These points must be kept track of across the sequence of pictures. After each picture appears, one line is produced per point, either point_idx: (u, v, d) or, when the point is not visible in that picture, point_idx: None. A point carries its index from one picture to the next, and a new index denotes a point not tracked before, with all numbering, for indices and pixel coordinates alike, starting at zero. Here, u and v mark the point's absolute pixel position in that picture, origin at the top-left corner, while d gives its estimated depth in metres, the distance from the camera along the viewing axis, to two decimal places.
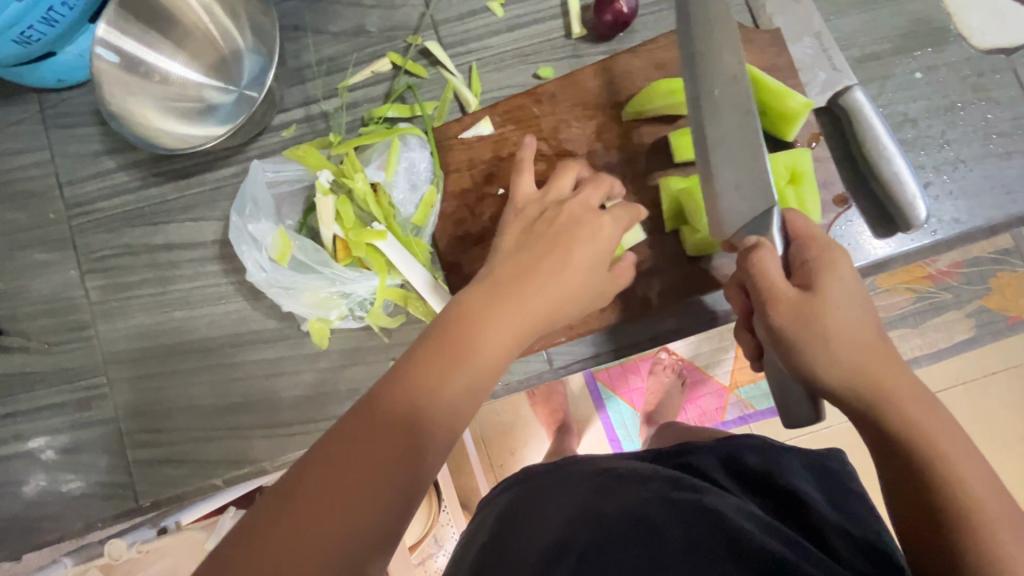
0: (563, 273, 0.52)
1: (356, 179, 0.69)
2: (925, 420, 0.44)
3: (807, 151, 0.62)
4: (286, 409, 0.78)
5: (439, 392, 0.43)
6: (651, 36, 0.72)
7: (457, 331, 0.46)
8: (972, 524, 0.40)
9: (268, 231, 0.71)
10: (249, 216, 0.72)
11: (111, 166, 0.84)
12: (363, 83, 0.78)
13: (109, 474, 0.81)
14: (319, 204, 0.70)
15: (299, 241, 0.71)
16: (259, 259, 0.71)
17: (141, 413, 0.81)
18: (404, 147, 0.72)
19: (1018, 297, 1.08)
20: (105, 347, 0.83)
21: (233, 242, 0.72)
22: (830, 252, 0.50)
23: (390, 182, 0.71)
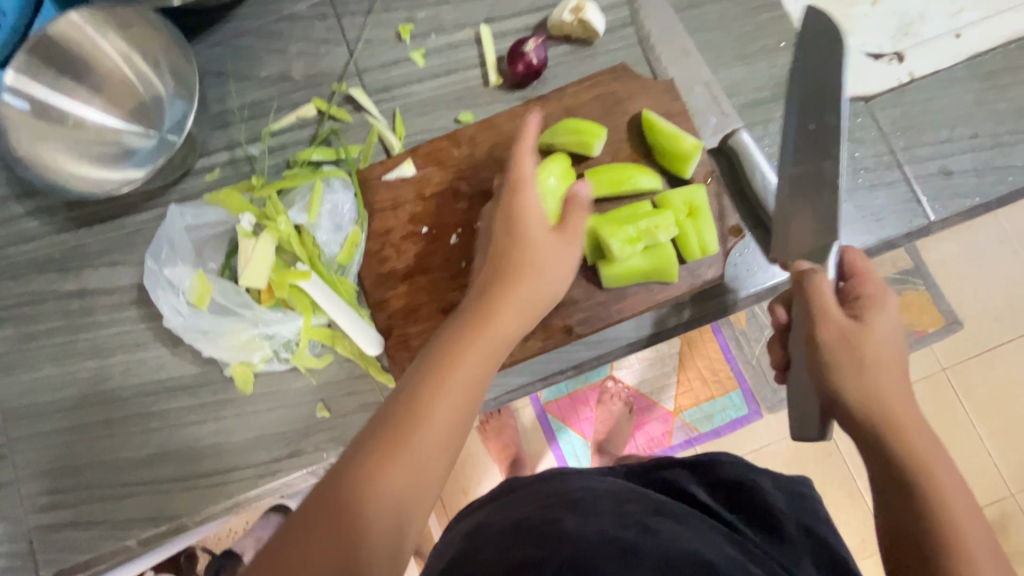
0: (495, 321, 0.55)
1: (278, 222, 0.70)
2: (935, 457, 0.46)
3: (703, 187, 0.68)
4: (207, 457, 0.75)
5: (393, 471, 0.44)
6: (562, 84, 0.78)
7: (417, 399, 0.48)
8: (957, 559, 0.43)
9: (187, 274, 0.71)
10: (166, 260, 0.72)
11: (17, 212, 0.81)
12: (289, 127, 0.80)
13: (9, 542, 0.75)
14: (242, 249, 0.70)
15: (219, 284, 0.70)
16: (178, 303, 0.71)
17: (46, 473, 0.76)
18: (330, 190, 0.73)
19: (920, 313, 1.22)
20: (6, 403, 0.77)
21: (150, 286, 0.72)
22: (883, 292, 0.53)
23: (314, 224, 0.72)
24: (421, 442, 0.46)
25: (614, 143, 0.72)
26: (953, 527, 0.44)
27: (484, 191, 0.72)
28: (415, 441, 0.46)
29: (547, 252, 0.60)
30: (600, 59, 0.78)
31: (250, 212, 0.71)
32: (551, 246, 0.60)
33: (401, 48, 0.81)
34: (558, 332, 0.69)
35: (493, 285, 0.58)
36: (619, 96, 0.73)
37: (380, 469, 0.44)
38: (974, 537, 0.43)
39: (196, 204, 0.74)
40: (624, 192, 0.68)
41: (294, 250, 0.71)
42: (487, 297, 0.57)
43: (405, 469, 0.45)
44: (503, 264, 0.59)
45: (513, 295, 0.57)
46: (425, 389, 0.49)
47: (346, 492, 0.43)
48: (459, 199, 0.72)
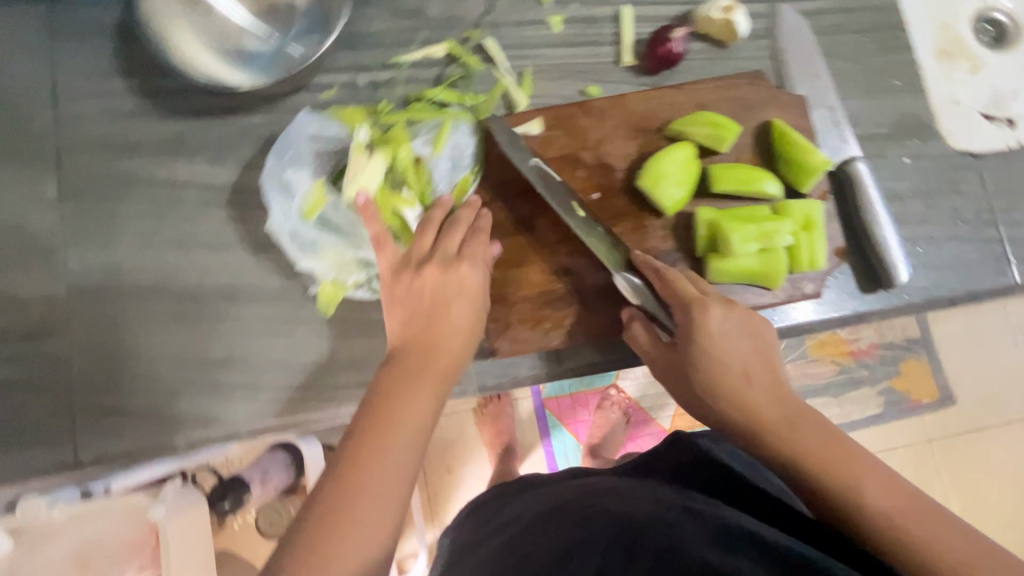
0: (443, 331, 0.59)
1: (400, 148, 0.71)
2: (805, 436, 0.54)
3: (820, 203, 0.70)
4: (275, 371, 0.74)
5: (365, 489, 0.48)
6: (693, 79, 0.78)
7: (380, 414, 0.52)
8: (862, 514, 0.50)
9: (305, 180, 0.73)
10: (287, 163, 0.73)
11: (120, 88, 0.79)
12: (416, 62, 0.79)
13: (49, 418, 0.72)
14: (355, 162, 0.70)
15: (330, 198, 0.73)
16: (287, 208, 0.73)
17: (102, 356, 0.74)
18: (454, 132, 0.73)
19: (917, 380, 1.30)
20: (73, 277, 0.75)
21: (263, 182, 0.73)
22: (695, 300, 0.61)
23: (433, 159, 0.73)
24: (390, 454, 0.50)
25: (741, 146, 0.73)
26: (852, 491, 0.50)
27: (605, 165, 0.73)
28: (382, 458, 0.49)
29: (452, 274, 0.62)
30: (733, 63, 0.79)
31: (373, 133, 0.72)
32: (462, 269, 0.63)
33: (540, 10, 0.80)
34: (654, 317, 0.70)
35: (419, 308, 0.61)
36: (751, 103, 0.74)
37: (352, 489, 0.47)
38: (870, 487, 0.50)
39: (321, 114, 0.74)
40: (747, 194, 0.70)
41: (405, 182, 0.72)
42: (424, 315, 0.60)
43: (379, 480, 0.48)
44: (424, 289, 0.61)
45: (453, 311, 0.61)
46: (382, 418, 0.51)
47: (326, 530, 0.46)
48: (580, 167, 0.73)
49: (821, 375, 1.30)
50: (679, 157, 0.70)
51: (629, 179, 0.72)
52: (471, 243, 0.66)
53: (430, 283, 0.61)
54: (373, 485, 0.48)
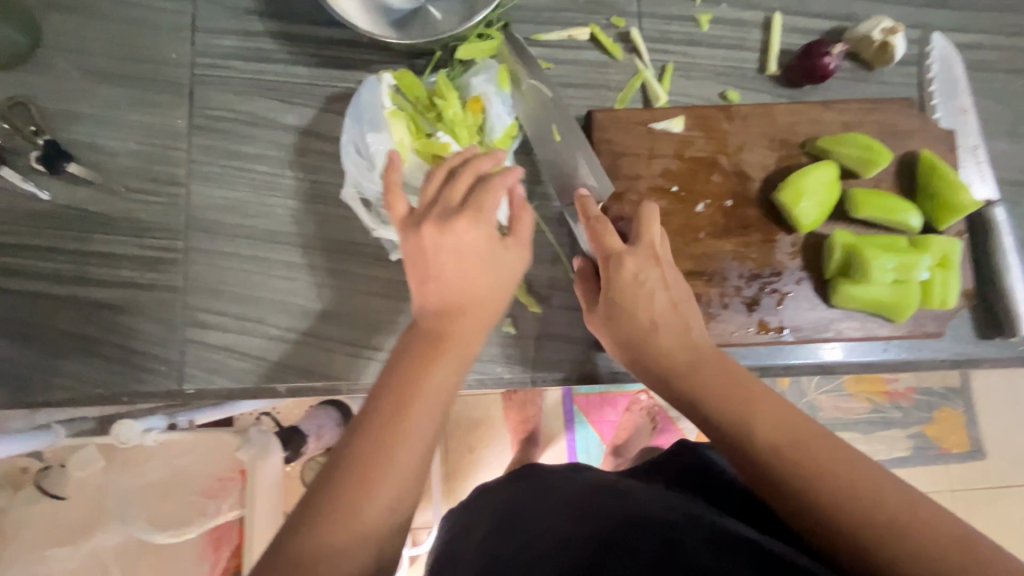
0: (465, 293, 0.54)
1: (449, 98, 0.69)
2: (725, 388, 0.53)
3: (958, 242, 0.68)
4: (381, 332, 0.74)
5: (382, 465, 0.45)
6: (835, 99, 0.77)
7: (404, 391, 0.48)
8: (786, 468, 0.47)
9: (381, 143, 0.67)
10: (361, 128, 0.68)
11: (259, 29, 0.78)
12: (558, 43, 0.77)
13: (156, 346, 0.73)
14: (394, 117, 0.68)
15: (413, 162, 0.69)
16: (366, 175, 0.67)
17: (213, 293, 0.74)
18: (513, 79, 0.72)
19: (948, 431, 1.29)
20: (193, 210, 0.76)
21: (340, 152, 0.67)
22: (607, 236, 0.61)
23: (485, 106, 0.71)
24: (413, 428, 0.47)
25: (883, 173, 0.71)
26: (766, 449, 0.48)
27: (742, 173, 0.71)
28: (401, 430, 0.46)
29: (477, 257, 0.54)
30: (878, 88, 0.78)
31: (413, 88, 0.70)
32: (480, 234, 0.54)
33: (689, 7, 0.79)
34: (772, 333, 0.69)
35: (434, 286, 0.53)
36: (899, 131, 0.72)
37: (364, 475, 0.45)
38: (773, 428, 0.49)
39: (379, 75, 0.69)
40: (887, 222, 0.69)
41: (455, 129, 0.69)
42: (440, 311, 0.53)
43: (403, 455, 0.46)
44: (450, 269, 0.53)
45: (471, 310, 0.53)
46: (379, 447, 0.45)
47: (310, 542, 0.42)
48: (715, 171, 0.71)
49: (854, 411, 1.30)
50: (824, 178, 0.68)
51: (764, 190, 0.71)
52: (482, 195, 0.55)
53: (457, 265, 0.53)
54: (369, 455, 0.45)
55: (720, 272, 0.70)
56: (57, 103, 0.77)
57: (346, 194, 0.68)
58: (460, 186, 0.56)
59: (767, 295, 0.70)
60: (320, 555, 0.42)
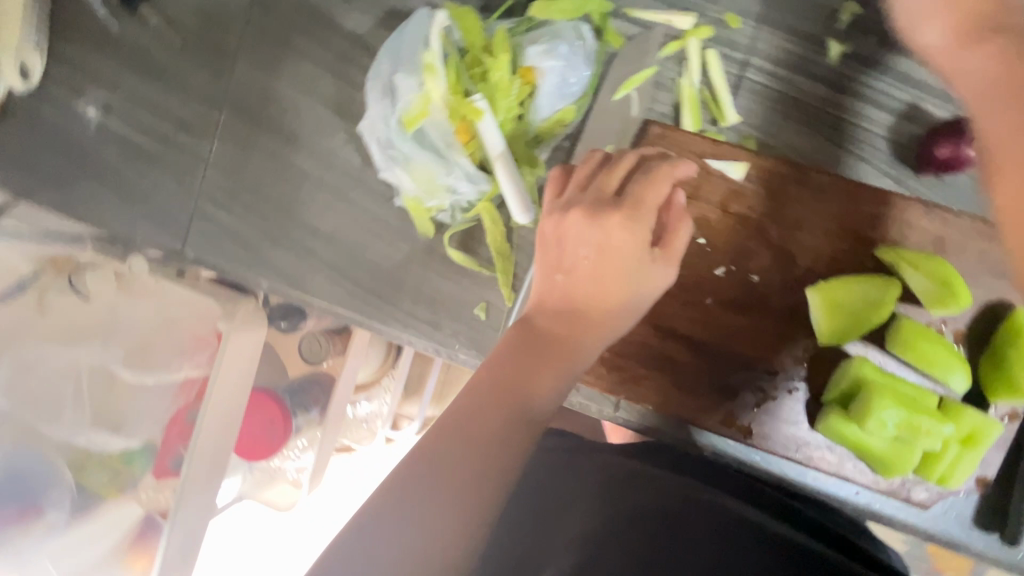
0: (605, 286, 0.52)
1: (499, 59, 0.62)
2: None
3: (1000, 427, 0.57)
4: (362, 268, 0.74)
5: (490, 429, 0.45)
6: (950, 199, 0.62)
7: (507, 374, 0.47)
8: None
9: (410, 89, 0.62)
10: (397, 65, 0.64)
11: None
12: (651, 25, 0.66)
13: (172, 205, 0.78)
14: (433, 60, 0.62)
15: (437, 116, 0.63)
16: (387, 114, 0.64)
17: (231, 174, 0.77)
18: (581, 58, 0.64)
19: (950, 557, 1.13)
20: (235, 87, 0.76)
21: (369, 82, 0.65)
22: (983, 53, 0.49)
23: (538, 79, 0.63)
24: (527, 396, 0.47)
25: (957, 316, 0.59)
26: None
27: (785, 252, 0.62)
28: (515, 398, 0.46)
29: (621, 262, 0.52)
30: None
31: (468, 35, 0.63)
32: (630, 237, 0.51)
33: (825, 30, 0.64)
34: (735, 430, 0.63)
35: (568, 281, 0.52)
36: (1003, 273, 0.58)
37: (474, 429, 0.44)
38: None
39: (437, 10, 0.63)
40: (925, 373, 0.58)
41: (494, 95, 0.62)
42: (574, 309, 0.51)
43: (519, 414, 0.46)
44: (593, 269, 0.51)
45: (608, 311, 0.52)
46: (505, 392, 0.46)
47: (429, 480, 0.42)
48: (756, 239, 0.62)
49: None
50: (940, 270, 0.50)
51: (801, 280, 0.61)
52: (643, 187, 0.52)
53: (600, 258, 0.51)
54: (478, 421, 0.45)
55: (711, 348, 0.63)
56: None
57: (363, 128, 0.65)
58: (610, 182, 0.53)
59: (747, 390, 0.63)
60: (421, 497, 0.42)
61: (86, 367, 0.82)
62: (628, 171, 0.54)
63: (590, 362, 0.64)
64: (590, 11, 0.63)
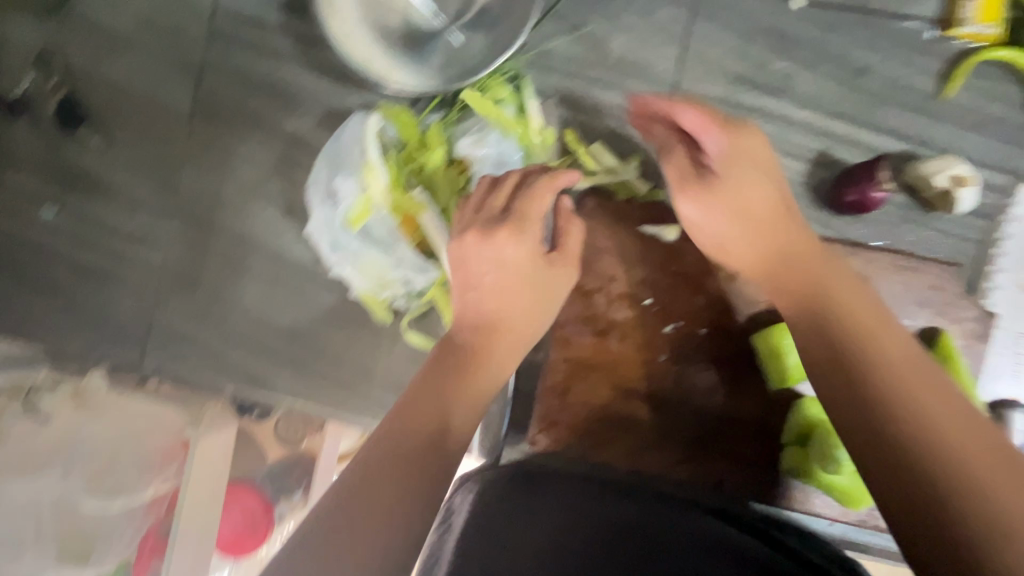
0: (511, 292, 0.57)
1: (434, 154, 0.65)
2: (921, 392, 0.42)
3: None
4: (324, 361, 0.75)
5: (415, 437, 0.45)
6: (870, 236, 0.66)
7: (426, 386, 0.48)
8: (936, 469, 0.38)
9: (352, 191, 0.65)
10: (335, 171, 0.66)
11: (275, 23, 0.75)
12: (574, 104, 0.70)
13: (127, 319, 0.78)
14: (369, 162, 0.65)
15: (380, 213, 0.65)
16: (332, 217, 0.67)
17: (185, 281, 0.77)
18: (512, 143, 0.67)
19: None
20: (181, 197, 0.77)
21: (310, 189, 0.67)
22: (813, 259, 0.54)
23: (473, 168, 0.67)
24: (456, 403, 0.49)
25: None
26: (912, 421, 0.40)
27: (723, 302, 0.65)
28: (454, 396, 0.49)
29: (521, 272, 0.58)
30: (931, 235, 0.66)
31: (402, 133, 0.66)
32: (518, 244, 0.58)
33: (735, 91, 0.69)
34: (706, 480, 0.65)
35: (477, 295, 0.57)
36: (928, 302, 0.62)
37: (402, 429, 0.45)
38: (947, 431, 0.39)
39: (370, 113, 0.66)
40: None
41: (434, 188, 0.65)
42: (485, 323, 0.56)
43: (455, 414, 0.48)
44: (496, 282, 0.57)
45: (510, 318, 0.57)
46: (424, 404, 0.47)
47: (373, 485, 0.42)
48: (696, 294, 0.65)
49: None
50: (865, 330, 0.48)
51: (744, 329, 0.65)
52: (526, 204, 0.59)
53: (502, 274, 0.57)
54: (402, 427, 0.45)
55: (670, 402, 0.66)
56: (77, 60, 0.78)
57: (310, 232, 0.67)
58: (495, 202, 0.60)
59: (710, 437, 0.65)
60: (358, 496, 0.41)
61: (48, 500, 0.74)
62: (510, 188, 0.61)
63: (559, 430, 0.66)
64: (514, 101, 0.69)
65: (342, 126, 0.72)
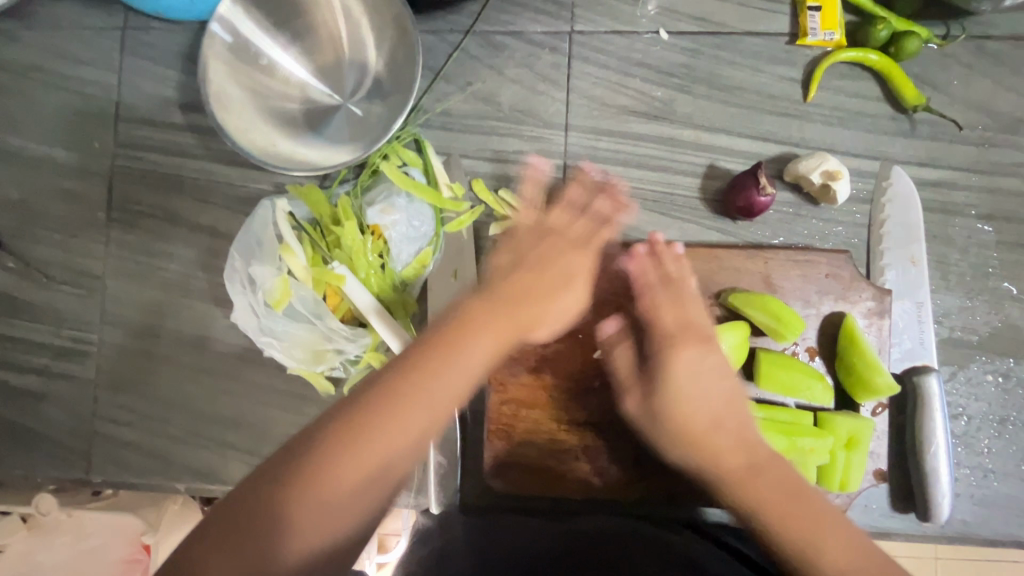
0: (539, 265, 0.60)
1: (347, 226, 0.67)
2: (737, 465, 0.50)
3: (871, 424, 0.63)
4: (274, 443, 0.75)
5: (369, 436, 0.43)
6: (768, 235, 0.71)
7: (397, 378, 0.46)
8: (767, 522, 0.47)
9: (270, 274, 0.67)
10: (252, 258, 0.68)
11: (179, 122, 0.77)
12: (476, 156, 0.74)
13: (67, 436, 0.77)
14: (284, 245, 0.67)
15: (301, 291, 0.67)
16: (254, 302, 0.68)
17: (121, 387, 0.77)
18: (420, 202, 0.70)
19: None
20: (106, 304, 0.77)
21: (228, 278, 0.68)
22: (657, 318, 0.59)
23: (387, 232, 0.69)
24: (424, 392, 0.46)
25: (803, 336, 0.66)
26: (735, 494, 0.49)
27: None
28: (433, 374, 0.46)
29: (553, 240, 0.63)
30: (821, 225, 0.71)
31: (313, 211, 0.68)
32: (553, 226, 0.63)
33: (622, 122, 0.74)
34: (657, 493, 0.67)
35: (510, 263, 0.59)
36: (828, 289, 0.66)
37: (361, 423, 0.43)
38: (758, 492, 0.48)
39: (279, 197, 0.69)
40: (795, 397, 0.64)
41: (353, 259, 0.67)
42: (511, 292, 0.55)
43: (415, 409, 0.45)
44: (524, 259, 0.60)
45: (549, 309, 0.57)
46: (392, 389, 0.45)
47: (325, 459, 0.42)
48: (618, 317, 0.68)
49: None
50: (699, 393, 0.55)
51: None
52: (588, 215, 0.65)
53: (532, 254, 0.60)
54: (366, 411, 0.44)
55: (611, 424, 0.68)
56: None
57: (234, 321, 0.68)
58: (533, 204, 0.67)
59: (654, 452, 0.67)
60: (300, 496, 0.41)
61: None
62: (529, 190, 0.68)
63: (509, 471, 0.68)
64: (417, 162, 0.72)
65: (254, 211, 0.73)
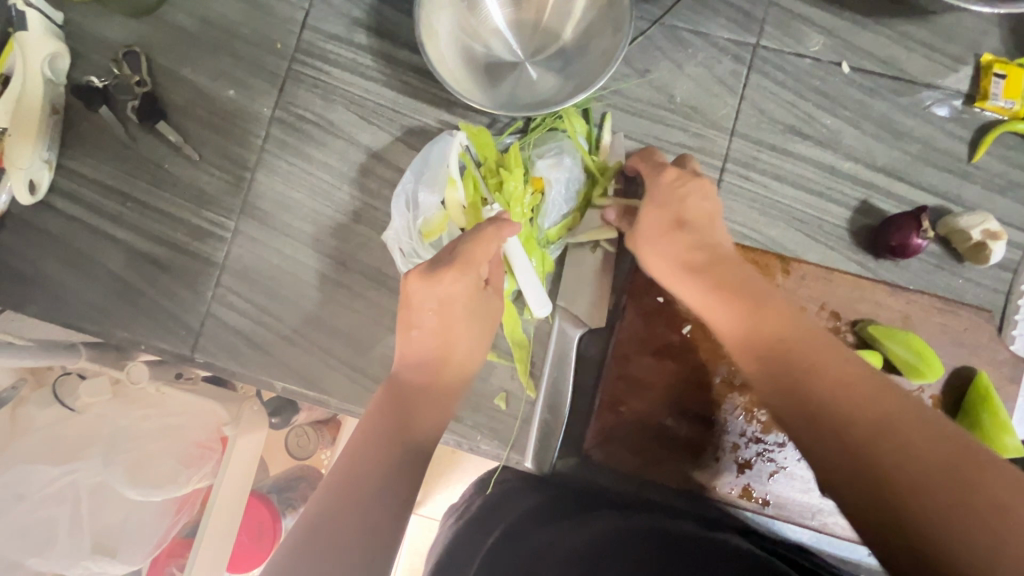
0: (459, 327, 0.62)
1: (515, 173, 0.69)
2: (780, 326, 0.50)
3: None
4: (380, 363, 0.76)
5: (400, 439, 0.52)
6: (907, 279, 0.72)
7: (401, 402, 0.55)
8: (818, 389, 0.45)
9: (433, 203, 0.70)
10: (419, 182, 0.71)
11: (362, 43, 0.80)
12: (639, 138, 0.76)
13: (181, 310, 0.78)
14: (453, 177, 0.70)
15: (456, 225, 0.71)
16: (411, 224, 0.71)
17: (246, 277, 0.78)
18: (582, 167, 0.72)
19: None
20: (250, 195, 0.79)
21: (393, 197, 0.72)
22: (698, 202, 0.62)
23: (548, 189, 0.71)
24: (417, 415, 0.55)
25: (932, 384, 0.66)
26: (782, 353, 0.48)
27: None
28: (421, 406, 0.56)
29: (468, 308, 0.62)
30: (961, 283, 0.72)
31: (483, 152, 0.71)
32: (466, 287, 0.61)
33: (786, 140, 0.75)
34: (752, 501, 0.68)
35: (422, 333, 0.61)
36: (963, 342, 0.67)
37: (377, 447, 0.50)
38: (807, 353, 0.47)
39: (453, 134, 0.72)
40: None
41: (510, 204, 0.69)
42: (416, 370, 0.59)
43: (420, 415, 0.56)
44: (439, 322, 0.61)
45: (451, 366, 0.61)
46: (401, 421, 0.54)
47: (353, 478, 0.47)
48: None
49: None
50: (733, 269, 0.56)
51: None
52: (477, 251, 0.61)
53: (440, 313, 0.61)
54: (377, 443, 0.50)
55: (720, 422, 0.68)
56: (162, 59, 0.82)
57: (388, 238, 0.72)
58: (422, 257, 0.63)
59: (762, 461, 0.68)
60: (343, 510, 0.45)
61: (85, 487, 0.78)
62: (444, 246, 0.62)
63: (611, 446, 0.69)
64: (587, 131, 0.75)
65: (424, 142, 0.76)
